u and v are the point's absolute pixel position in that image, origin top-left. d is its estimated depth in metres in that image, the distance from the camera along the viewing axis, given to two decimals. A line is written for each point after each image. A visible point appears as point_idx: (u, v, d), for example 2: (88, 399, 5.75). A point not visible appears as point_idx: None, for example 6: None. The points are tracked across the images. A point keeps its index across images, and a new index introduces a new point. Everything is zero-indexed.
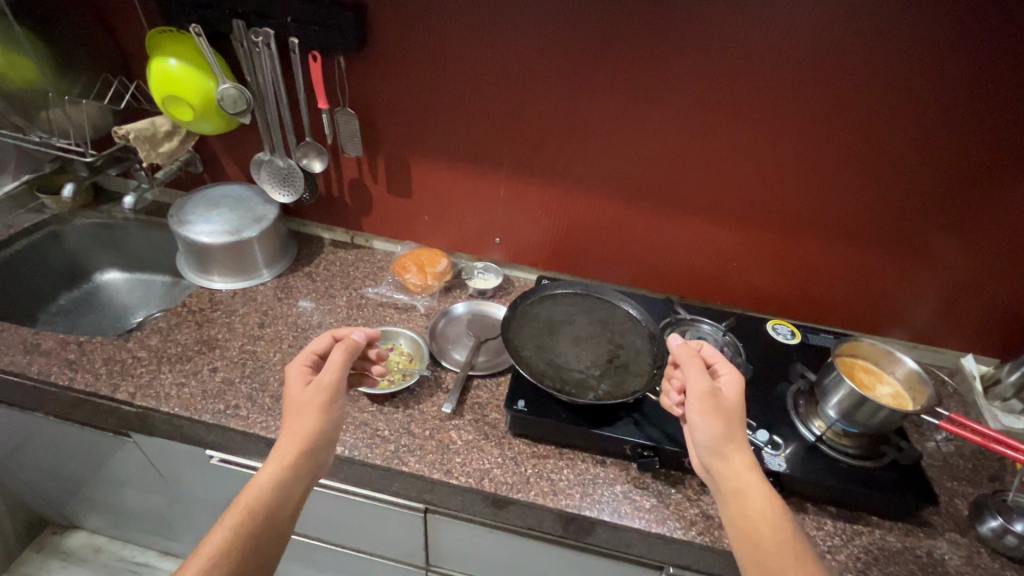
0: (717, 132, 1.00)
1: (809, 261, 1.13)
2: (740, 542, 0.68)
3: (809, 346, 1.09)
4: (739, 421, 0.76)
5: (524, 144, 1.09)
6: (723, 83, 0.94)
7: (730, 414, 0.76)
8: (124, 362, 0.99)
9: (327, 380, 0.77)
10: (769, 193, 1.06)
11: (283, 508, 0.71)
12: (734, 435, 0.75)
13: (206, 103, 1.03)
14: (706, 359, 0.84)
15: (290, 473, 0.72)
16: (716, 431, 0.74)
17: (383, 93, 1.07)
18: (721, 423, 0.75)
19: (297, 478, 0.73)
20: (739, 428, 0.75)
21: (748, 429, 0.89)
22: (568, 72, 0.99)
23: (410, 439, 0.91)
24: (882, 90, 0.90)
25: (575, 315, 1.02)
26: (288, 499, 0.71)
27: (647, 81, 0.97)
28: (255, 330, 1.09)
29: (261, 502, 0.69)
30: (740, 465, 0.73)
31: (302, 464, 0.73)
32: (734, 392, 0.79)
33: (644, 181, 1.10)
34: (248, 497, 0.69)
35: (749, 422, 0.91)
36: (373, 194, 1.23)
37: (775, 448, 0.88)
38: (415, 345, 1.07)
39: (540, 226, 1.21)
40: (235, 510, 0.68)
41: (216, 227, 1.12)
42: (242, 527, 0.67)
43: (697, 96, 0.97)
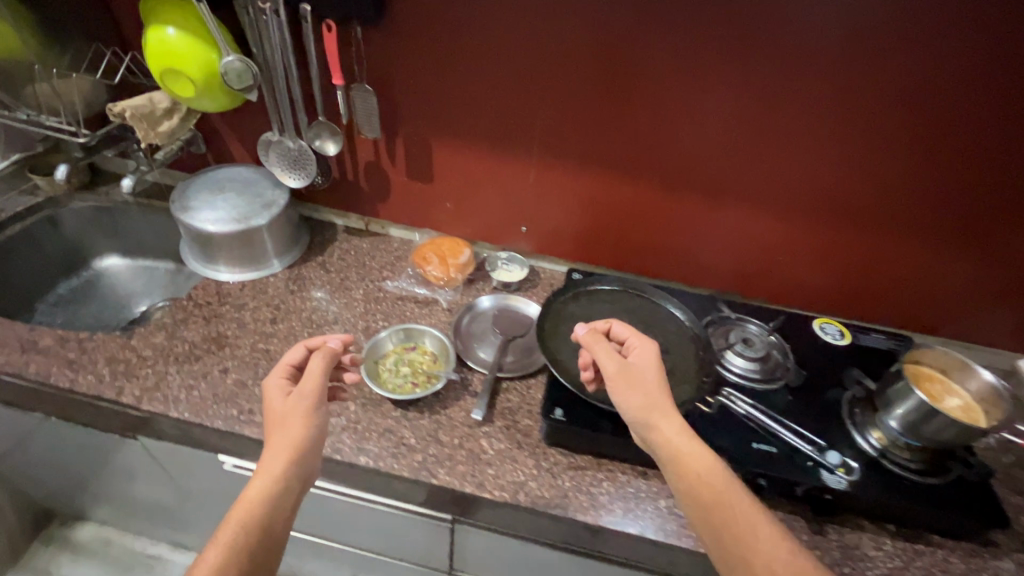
0: (769, 114, 0.91)
1: (858, 255, 1.04)
2: (693, 510, 0.65)
3: (862, 348, 1.00)
4: (660, 388, 0.73)
5: (558, 125, 1.00)
6: (777, 59, 0.86)
7: (651, 385, 0.73)
8: (128, 361, 0.92)
9: (312, 388, 0.74)
10: (823, 183, 0.97)
11: (276, 525, 0.65)
12: (657, 403, 0.72)
13: (208, 78, 0.94)
14: (618, 337, 0.81)
15: (281, 485, 0.67)
16: (636, 404, 0.72)
17: (404, 67, 0.97)
18: (641, 395, 0.72)
19: (288, 492, 0.67)
20: (662, 394, 0.73)
21: (817, 451, 0.80)
22: (610, 46, 0.89)
23: (439, 448, 0.85)
24: (955, 67, 0.81)
25: (613, 314, 0.93)
26: (280, 514, 0.66)
27: (697, 57, 0.88)
28: (266, 326, 1.02)
29: (254, 518, 0.64)
30: (670, 431, 0.69)
31: (293, 475, 0.69)
32: (652, 365, 0.76)
33: (685, 168, 1.01)
34: (239, 513, 0.64)
35: (818, 443, 0.82)
36: (391, 178, 1.14)
37: (848, 472, 0.79)
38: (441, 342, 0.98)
39: (571, 214, 1.12)
40: (225, 530, 0.62)
41: (222, 214, 1.04)
42: (238, 549, 0.61)
43: (746, 73, 0.88)
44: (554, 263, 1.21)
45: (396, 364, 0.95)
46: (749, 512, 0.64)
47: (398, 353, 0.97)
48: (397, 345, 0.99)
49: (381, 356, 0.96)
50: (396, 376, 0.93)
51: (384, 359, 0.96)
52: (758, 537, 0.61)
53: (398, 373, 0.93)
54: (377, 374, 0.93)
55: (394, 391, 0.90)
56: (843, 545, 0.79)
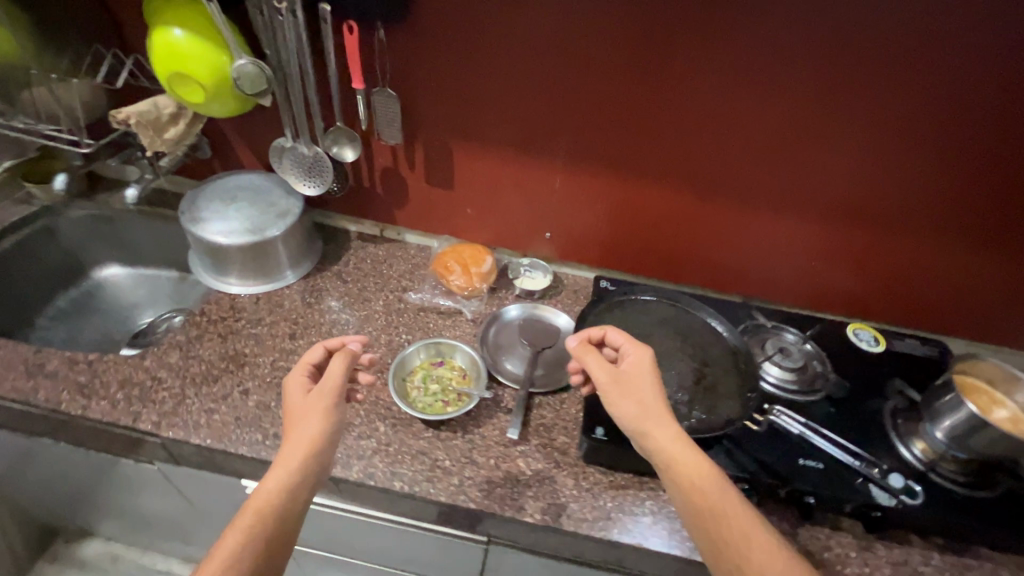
0: (809, 115, 0.88)
1: (888, 258, 1.02)
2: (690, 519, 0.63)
3: (896, 354, 0.98)
4: (657, 396, 0.70)
5: (586, 129, 0.96)
6: (816, 59, 0.82)
7: (645, 393, 0.70)
8: (143, 385, 0.87)
9: (331, 383, 0.73)
10: (861, 186, 0.94)
11: (291, 516, 0.65)
12: (653, 412, 0.69)
13: (218, 83, 0.88)
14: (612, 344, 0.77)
15: (299, 477, 0.67)
16: (631, 414, 0.69)
17: (427, 69, 0.92)
18: (635, 404, 0.70)
19: (303, 485, 0.67)
20: (658, 401, 0.70)
21: (877, 474, 0.79)
22: (645, 46, 0.85)
23: (475, 470, 0.82)
24: (1000, 67, 0.78)
25: (649, 327, 0.89)
26: (293, 506, 0.65)
27: (735, 57, 0.84)
28: (286, 343, 0.97)
29: (267, 513, 0.63)
30: (666, 440, 0.67)
31: (309, 468, 0.68)
32: (647, 370, 0.72)
33: (717, 171, 0.98)
34: (254, 505, 0.64)
35: (878, 465, 0.80)
36: (409, 183, 1.09)
37: (912, 497, 0.77)
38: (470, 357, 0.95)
39: (596, 219, 1.08)
40: (239, 524, 0.62)
41: (235, 225, 0.99)
42: (250, 544, 0.61)
43: (782, 73, 0.84)
44: (577, 269, 1.17)
45: (425, 381, 0.92)
46: (744, 520, 0.62)
47: (425, 369, 0.94)
48: (423, 360, 0.95)
49: (408, 373, 0.93)
50: (425, 395, 0.90)
51: (411, 376, 0.92)
52: (751, 547, 0.60)
53: (427, 391, 0.90)
54: (405, 392, 0.90)
55: (425, 411, 0.87)
56: (892, 562, 0.77)
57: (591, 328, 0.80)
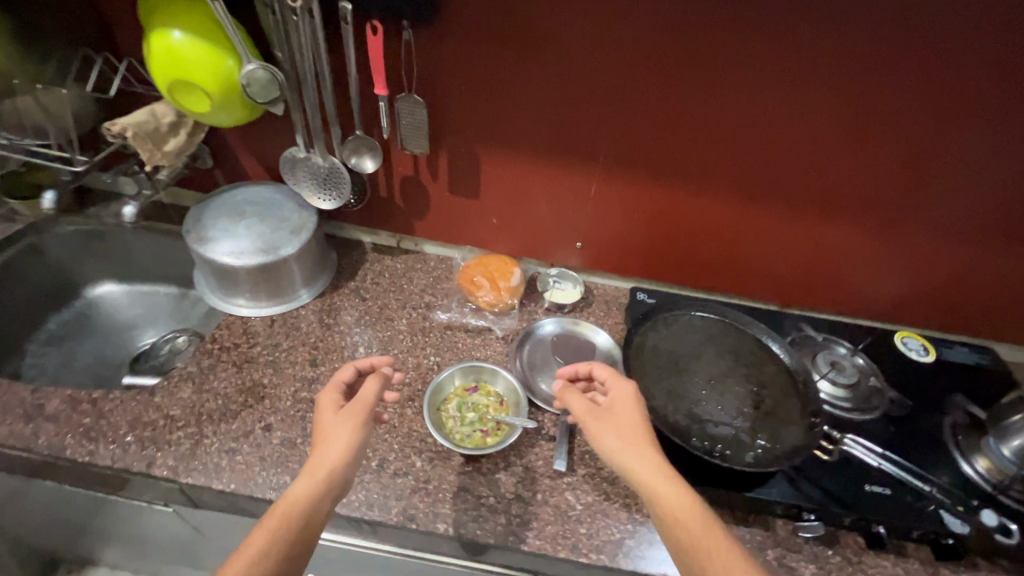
0: (864, 118, 0.82)
1: (932, 260, 0.97)
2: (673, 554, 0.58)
3: (948, 364, 0.94)
4: (639, 426, 0.66)
5: (623, 133, 0.89)
6: (875, 56, 0.76)
7: (622, 423, 0.67)
8: (155, 425, 0.80)
9: (369, 398, 0.69)
10: (914, 188, 0.89)
11: (313, 526, 0.59)
12: (632, 442, 0.64)
13: (225, 90, 0.80)
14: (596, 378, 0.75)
15: (330, 485, 0.62)
16: (609, 445, 0.65)
17: (455, 73, 0.84)
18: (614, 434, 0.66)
19: (328, 495, 0.62)
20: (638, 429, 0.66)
21: (970, 511, 0.74)
22: (691, 45, 0.78)
23: (523, 507, 0.77)
24: None
25: (700, 346, 0.84)
26: (315, 514, 0.60)
27: (785, 53, 0.77)
28: (307, 371, 0.90)
29: (291, 518, 0.59)
30: (644, 469, 0.62)
31: (337, 476, 0.63)
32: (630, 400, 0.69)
33: (762, 176, 0.92)
34: (281, 508, 0.59)
35: (968, 499, 0.76)
36: (431, 193, 1.02)
37: (1008, 535, 0.72)
38: (507, 381, 0.89)
39: (630, 227, 1.02)
40: (267, 523, 0.58)
41: (245, 244, 0.91)
42: (270, 548, 0.56)
43: (836, 70, 0.78)
44: (607, 278, 1.12)
45: (460, 409, 0.86)
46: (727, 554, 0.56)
47: (459, 396, 0.88)
48: (456, 386, 0.89)
49: (441, 401, 0.87)
50: (462, 425, 0.84)
51: (445, 405, 0.86)
52: None
53: (464, 421, 0.84)
54: (440, 423, 0.84)
55: (464, 444, 0.81)
56: None
57: (577, 366, 0.78)
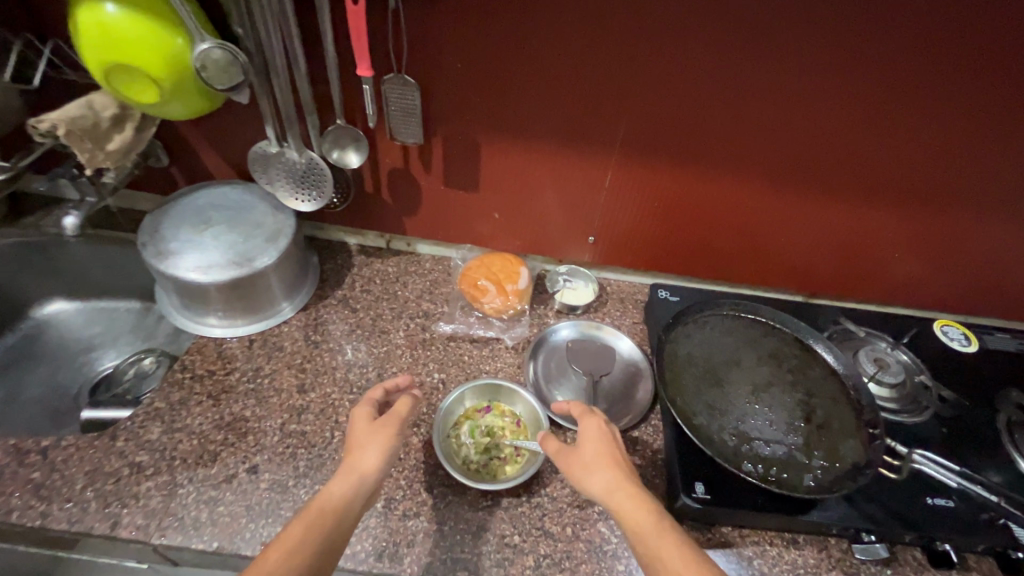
0: (934, 97, 0.70)
1: (979, 248, 0.88)
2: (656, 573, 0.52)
3: (991, 353, 0.88)
4: (607, 448, 0.62)
5: (648, 119, 0.77)
6: (946, 23, 0.63)
7: (589, 450, 0.62)
8: (118, 476, 0.69)
9: (404, 411, 0.65)
10: (967, 173, 0.78)
11: (344, 527, 0.55)
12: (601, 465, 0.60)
13: (176, 75, 0.66)
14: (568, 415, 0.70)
15: (367, 484, 0.59)
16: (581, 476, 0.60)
17: (450, 49, 0.72)
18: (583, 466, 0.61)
19: (360, 496, 0.58)
20: (609, 460, 0.61)
21: None
22: (734, 15, 0.65)
23: (552, 545, 0.68)
24: None
25: (738, 351, 0.76)
26: (349, 514, 0.56)
27: (839, 20, 0.64)
28: (294, 399, 0.79)
29: (325, 515, 0.55)
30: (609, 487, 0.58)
31: (370, 479, 0.59)
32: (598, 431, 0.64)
33: (805, 164, 0.80)
34: (317, 504, 0.55)
35: None
36: (425, 188, 0.90)
37: None
38: (522, 399, 0.79)
39: (647, 220, 0.92)
40: (304, 517, 0.54)
41: (213, 257, 0.78)
42: (307, 539, 0.52)
43: (896, 40, 0.65)
44: (621, 273, 1.02)
45: (472, 435, 0.76)
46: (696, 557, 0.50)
47: (471, 419, 0.78)
48: (465, 407, 0.80)
49: (450, 426, 0.77)
50: (476, 452, 0.75)
51: (455, 430, 0.77)
52: None
53: (478, 449, 0.75)
54: (452, 452, 0.74)
55: (481, 476, 0.72)
56: None
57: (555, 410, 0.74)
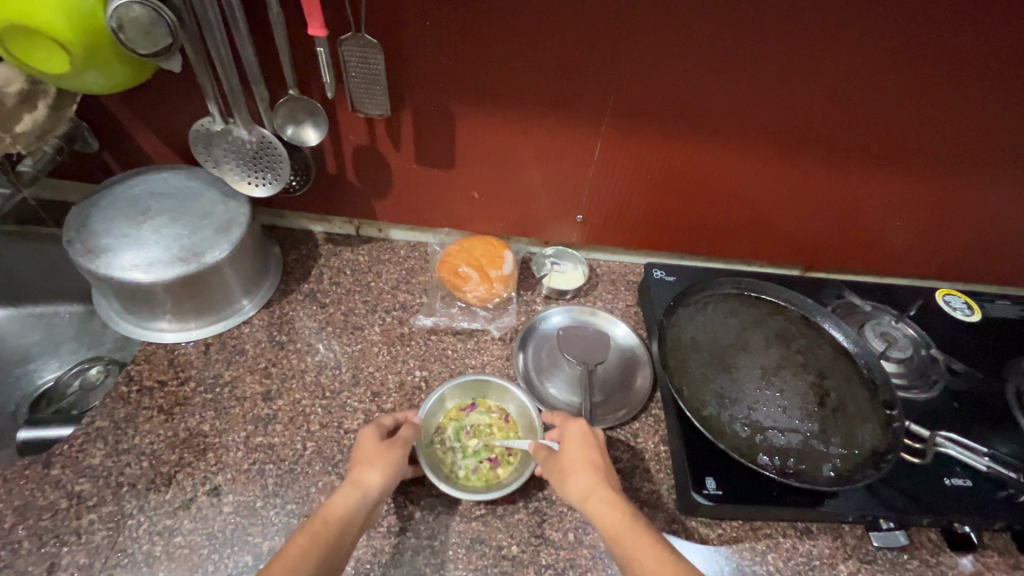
0: (953, 58, 0.64)
1: (980, 214, 0.84)
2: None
3: (993, 322, 0.85)
4: (591, 451, 0.58)
5: (643, 86, 0.70)
6: None
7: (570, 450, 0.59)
8: (55, 509, 0.60)
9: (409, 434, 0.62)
10: (974, 138, 0.73)
11: (347, 545, 0.50)
12: (582, 467, 0.56)
13: (86, 38, 0.55)
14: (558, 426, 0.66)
15: (370, 502, 0.54)
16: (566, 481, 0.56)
17: (413, 5, 0.62)
18: (564, 470, 0.57)
19: (365, 513, 0.53)
20: (587, 465, 0.57)
21: None
22: None
23: (553, 553, 0.62)
24: None
25: (744, 334, 0.71)
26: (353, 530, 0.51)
27: None
28: (259, 408, 0.71)
29: (328, 529, 0.49)
30: (589, 488, 0.55)
31: (374, 495, 0.54)
32: (578, 435, 0.60)
33: (812, 131, 0.74)
34: (322, 515, 0.50)
35: None
36: (395, 167, 0.82)
37: None
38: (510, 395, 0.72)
39: (639, 195, 0.85)
40: (308, 529, 0.49)
41: (153, 252, 0.68)
42: (311, 553, 0.47)
43: None
44: (610, 253, 0.96)
45: (456, 438, 0.69)
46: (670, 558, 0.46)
47: (454, 419, 0.71)
48: (448, 407, 0.73)
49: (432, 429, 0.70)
50: (463, 457, 0.68)
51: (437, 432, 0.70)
52: None
53: (465, 453, 0.68)
54: (438, 460, 0.67)
55: (471, 484, 0.66)
56: None
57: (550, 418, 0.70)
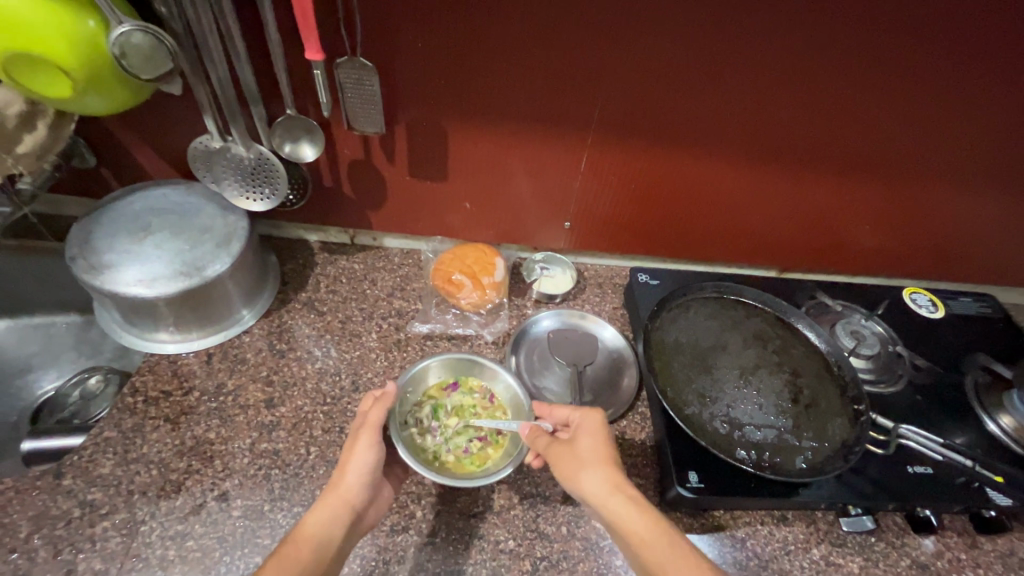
0: (909, 76, 0.69)
1: (942, 216, 0.89)
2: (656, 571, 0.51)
3: (955, 318, 0.91)
4: (604, 448, 0.61)
5: (627, 101, 0.73)
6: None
7: (584, 446, 0.61)
8: (69, 518, 0.62)
9: (378, 418, 0.61)
10: (932, 148, 0.78)
11: (327, 556, 0.53)
12: (600, 463, 0.59)
13: (89, 65, 0.57)
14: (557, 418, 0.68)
15: (347, 510, 0.57)
16: (582, 476, 0.58)
17: (405, 30, 0.65)
18: (580, 465, 0.59)
19: (343, 522, 0.56)
20: (604, 459, 0.59)
21: None
22: None
23: (548, 546, 0.66)
24: None
25: (723, 335, 0.76)
26: (329, 543, 0.54)
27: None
28: (262, 416, 0.74)
29: (302, 548, 0.53)
30: (608, 483, 0.57)
31: (351, 502, 0.57)
32: (594, 430, 0.62)
33: (787, 141, 0.78)
34: (294, 538, 0.53)
35: None
36: (388, 179, 0.84)
37: None
38: (493, 372, 0.74)
39: (622, 203, 0.89)
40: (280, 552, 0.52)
41: (154, 267, 0.70)
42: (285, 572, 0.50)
43: (867, 18, 0.63)
44: (597, 257, 1.00)
45: (441, 417, 0.71)
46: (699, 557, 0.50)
47: (436, 399, 0.73)
48: (428, 386, 0.74)
49: (414, 410, 0.71)
50: (451, 441, 0.69)
51: (421, 413, 0.71)
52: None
53: (454, 433, 0.70)
54: (426, 447, 0.67)
55: (466, 467, 0.66)
56: (1002, 557, 0.71)
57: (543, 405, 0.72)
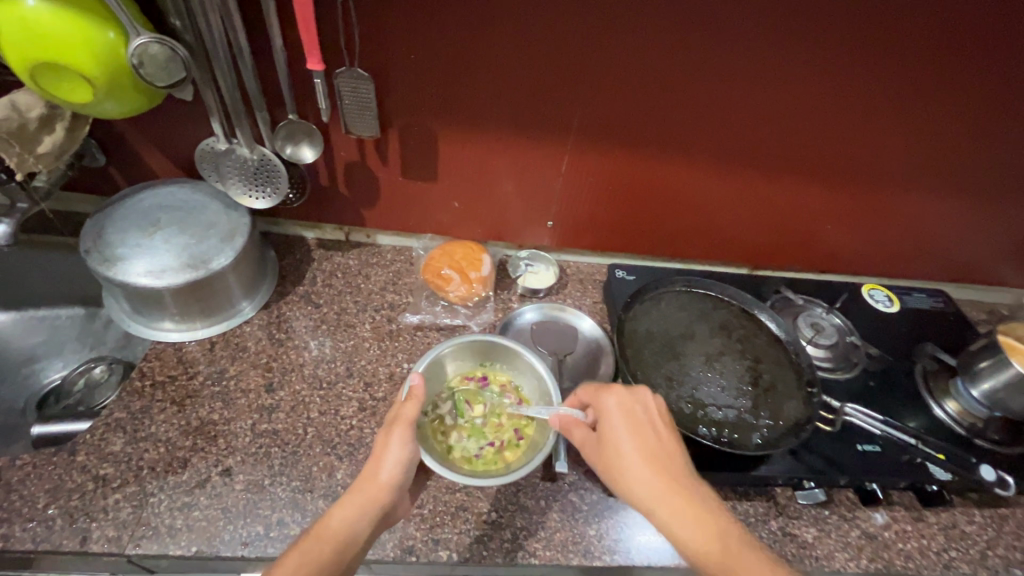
0: (859, 88, 0.76)
1: (899, 218, 0.96)
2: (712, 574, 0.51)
3: (908, 312, 0.98)
4: (644, 443, 0.59)
5: (605, 108, 0.79)
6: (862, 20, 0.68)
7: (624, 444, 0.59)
8: (83, 490, 0.67)
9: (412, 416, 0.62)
10: (885, 154, 0.85)
11: (349, 552, 0.56)
12: (644, 462, 0.57)
13: (108, 74, 0.63)
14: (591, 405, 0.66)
15: (376, 509, 0.58)
16: (625, 478, 0.57)
17: (399, 43, 0.71)
18: (622, 465, 0.58)
19: (370, 520, 0.58)
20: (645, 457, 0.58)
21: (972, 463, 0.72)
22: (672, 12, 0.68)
23: (528, 517, 0.72)
24: None
25: (692, 325, 0.82)
26: (353, 540, 0.56)
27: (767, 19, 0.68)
28: (263, 399, 0.79)
29: (323, 543, 0.55)
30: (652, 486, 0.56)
31: (381, 501, 0.59)
32: (630, 424, 0.60)
33: (753, 147, 0.85)
34: (316, 532, 0.56)
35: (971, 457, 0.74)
36: (382, 180, 0.90)
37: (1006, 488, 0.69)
38: (521, 370, 0.76)
39: (602, 204, 0.95)
40: (300, 546, 0.55)
41: (161, 261, 0.75)
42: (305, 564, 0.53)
43: (818, 37, 0.70)
44: (579, 255, 1.06)
45: (464, 409, 0.73)
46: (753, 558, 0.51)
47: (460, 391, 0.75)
48: (454, 378, 0.76)
49: (440, 399, 0.73)
50: (469, 438, 0.71)
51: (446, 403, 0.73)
52: None
53: (474, 429, 0.71)
54: (440, 439, 0.69)
55: (478, 466, 0.67)
56: (944, 528, 0.77)
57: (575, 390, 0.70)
